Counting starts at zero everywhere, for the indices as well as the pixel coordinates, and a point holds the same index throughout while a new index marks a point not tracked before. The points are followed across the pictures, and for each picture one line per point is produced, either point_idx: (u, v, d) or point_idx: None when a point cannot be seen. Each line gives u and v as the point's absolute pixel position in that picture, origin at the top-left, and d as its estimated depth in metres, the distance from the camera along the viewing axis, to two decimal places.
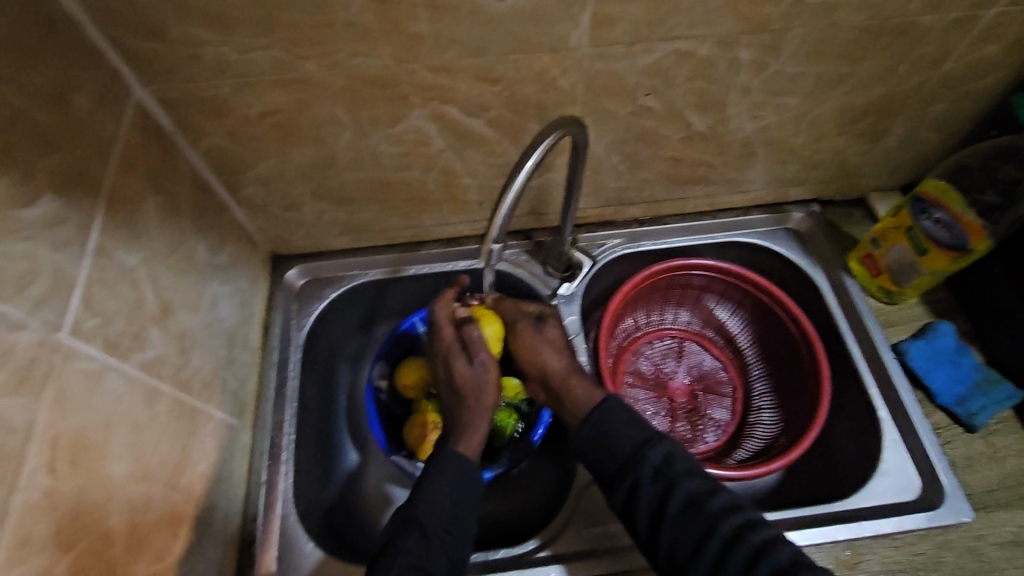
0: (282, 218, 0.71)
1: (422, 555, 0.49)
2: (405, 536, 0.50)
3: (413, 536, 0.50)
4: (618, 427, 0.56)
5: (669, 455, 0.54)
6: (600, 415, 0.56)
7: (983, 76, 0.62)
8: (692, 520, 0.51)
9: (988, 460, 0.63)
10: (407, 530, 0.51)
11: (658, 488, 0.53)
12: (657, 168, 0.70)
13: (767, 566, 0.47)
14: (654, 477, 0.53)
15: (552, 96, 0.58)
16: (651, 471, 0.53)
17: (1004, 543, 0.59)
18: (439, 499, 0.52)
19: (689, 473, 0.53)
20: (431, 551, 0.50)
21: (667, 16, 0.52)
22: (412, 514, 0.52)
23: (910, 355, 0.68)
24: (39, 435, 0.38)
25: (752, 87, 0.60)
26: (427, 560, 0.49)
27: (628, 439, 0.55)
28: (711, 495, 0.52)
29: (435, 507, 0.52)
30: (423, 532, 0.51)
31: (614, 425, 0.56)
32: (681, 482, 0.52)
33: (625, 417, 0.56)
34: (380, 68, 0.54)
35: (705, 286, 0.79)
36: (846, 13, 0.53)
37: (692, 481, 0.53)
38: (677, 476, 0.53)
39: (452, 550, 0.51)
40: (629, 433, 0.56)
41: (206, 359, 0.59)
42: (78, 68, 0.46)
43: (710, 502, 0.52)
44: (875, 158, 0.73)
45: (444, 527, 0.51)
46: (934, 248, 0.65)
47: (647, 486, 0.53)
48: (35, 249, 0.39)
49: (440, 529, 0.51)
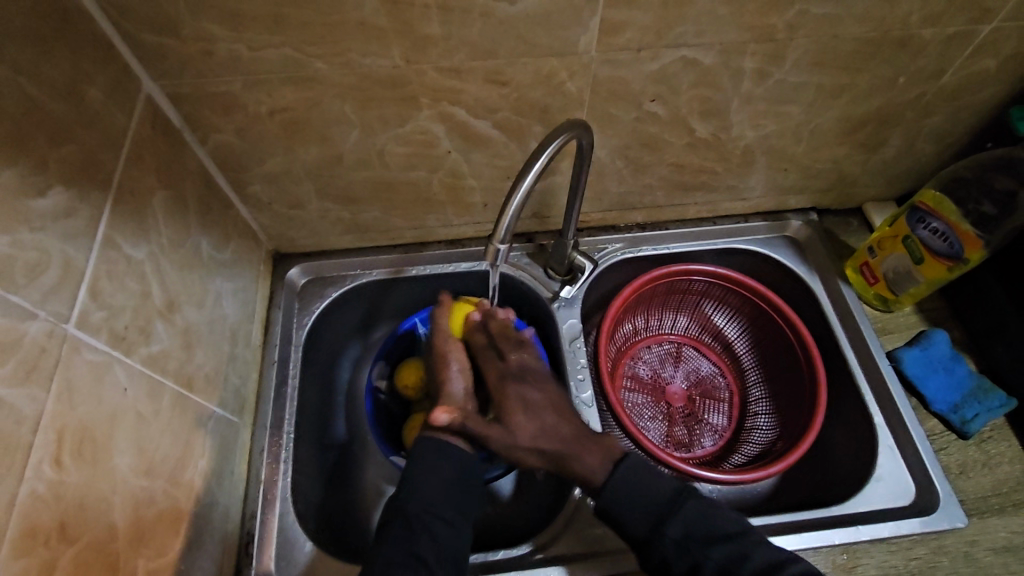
0: (286, 216, 0.71)
1: (411, 541, 0.51)
2: (394, 525, 0.52)
3: (401, 526, 0.52)
4: (634, 506, 0.55)
5: (689, 526, 0.54)
6: (613, 495, 0.55)
7: (981, 90, 0.63)
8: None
9: (982, 466, 0.64)
10: (395, 517, 0.53)
11: (685, 560, 0.53)
12: (659, 174, 0.71)
13: None
14: (680, 547, 0.53)
15: (560, 100, 0.59)
16: (675, 543, 0.53)
17: (998, 548, 0.60)
18: (423, 486, 0.54)
19: (716, 541, 0.53)
20: (415, 536, 0.51)
21: (675, 23, 0.53)
22: (398, 502, 0.53)
23: (904, 363, 0.69)
24: (47, 425, 0.38)
25: (755, 95, 0.61)
26: (415, 547, 0.51)
27: (649, 512, 0.55)
28: (742, 561, 0.52)
29: (421, 497, 0.53)
30: (408, 520, 0.52)
31: (632, 496, 0.55)
32: (708, 554, 0.52)
33: (638, 487, 0.56)
34: (390, 68, 0.54)
35: (704, 292, 0.80)
36: (848, 25, 0.54)
37: (720, 550, 0.53)
38: (702, 547, 0.53)
39: (439, 534, 0.52)
40: (650, 505, 0.55)
41: (209, 355, 0.59)
42: (92, 61, 0.46)
43: (743, 568, 0.52)
44: (872, 169, 0.74)
45: (429, 511, 0.52)
46: (930, 257, 0.66)
47: (676, 560, 0.53)
48: (46, 238, 0.39)
49: (424, 514, 0.52)
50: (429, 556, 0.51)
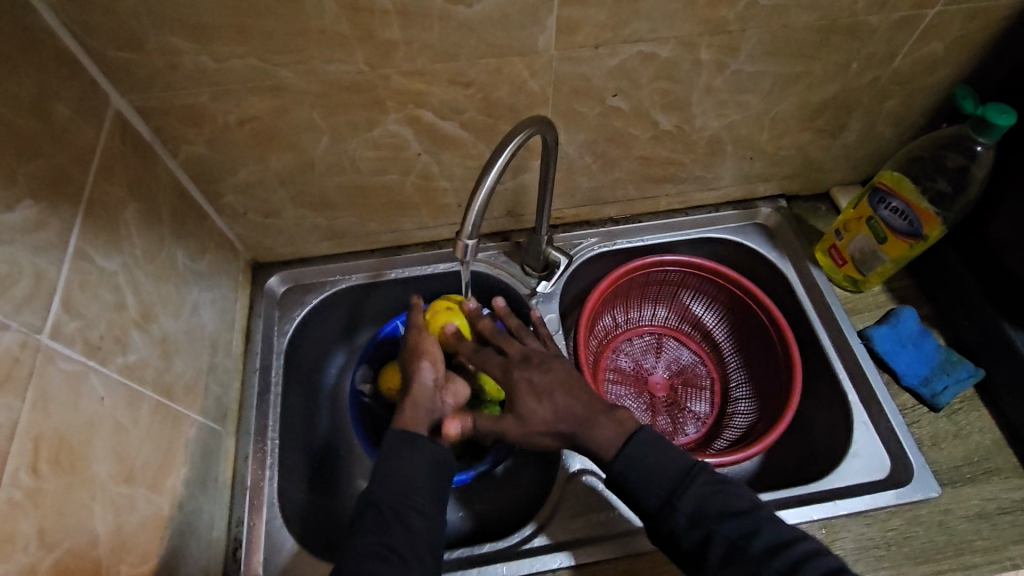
0: (262, 225, 0.72)
1: (384, 531, 0.51)
2: (366, 517, 0.52)
3: (375, 517, 0.52)
4: (648, 474, 0.53)
5: (702, 500, 0.52)
6: (628, 463, 0.54)
7: (932, 72, 0.65)
8: (737, 567, 0.50)
9: (953, 437, 0.66)
10: (368, 509, 0.53)
11: (696, 535, 0.51)
12: (628, 168, 0.73)
13: None
14: (690, 523, 0.51)
15: (524, 98, 0.60)
16: (685, 518, 0.52)
17: (972, 516, 0.61)
18: (394, 479, 0.53)
19: (725, 515, 0.51)
20: (388, 527, 0.51)
21: (629, 20, 0.54)
22: (370, 495, 0.53)
23: (875, 340, 0.70)
24: (23, 434, 0.38)
25: (714, 86, 0.63)
26: (388, 536, 0.51)
27: (659, 486, 0.53)
28: (751, 537, 0.50)
29: (392, 486, 0.53)
30: (381, 512, 0.52)
31: (643, 470, 0.54)
32: (717, 528, 0.51)
33: (642, 454, 0.54)
34: (355, 73, 0.55)
35: (679, 282, 0.81)
36: (797, 14, 0.56)
37: (729, 524, 0.51)
38: (713, 522, 0.51)
39: (414, 524, 0.52)
40: (660, 478, 0.53)
41: (188, 364, 0.60)
42: (57, 77, 0.47)
43: (751, 545, 0.50)
44: (835, 154, 0.76)
45: (400, 502, 0.52)
46: (892, 236, 0.68)
47: (685, 534, 0.52)
48: (15, 251, 0.40)
49: (397, 506, 0.52)
50: (403, 548, 0.51)
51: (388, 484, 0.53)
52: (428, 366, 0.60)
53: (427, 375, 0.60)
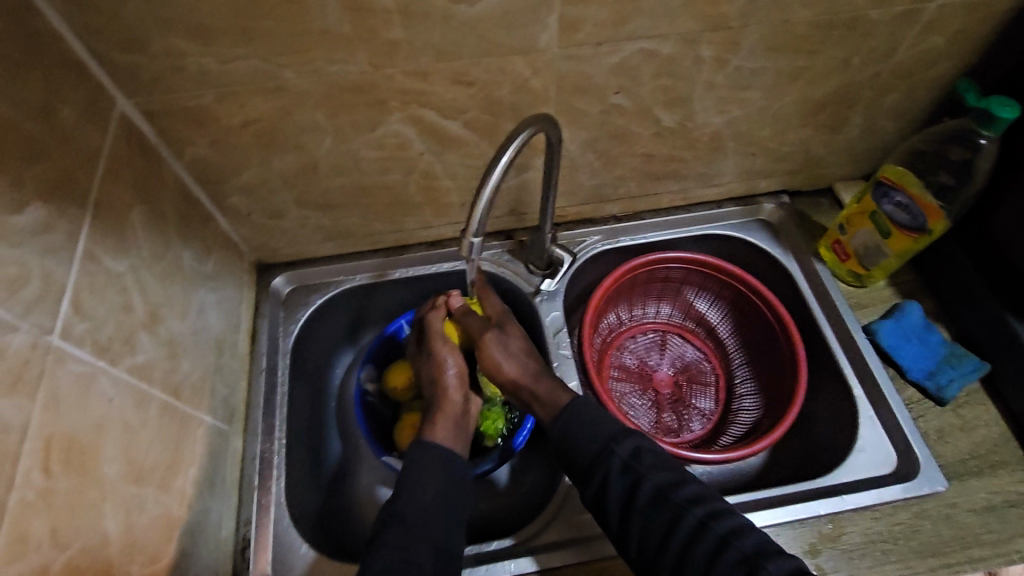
0: (267, 226, 0.72)
1: (405, 543, 0.51)
2: (390, 527, 0.52)
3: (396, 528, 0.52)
4: (591, 428, 0.58)
5: (637, 450, 0.56)
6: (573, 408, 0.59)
7: (933, 65, 0.65)
8: (660, 512, 0.53)
9: (959, 431, 0.66)
10: (392, 522, 0.52)
11: (626, 479, 0.55)
12: (630, 165, 0.73)
13: (730, 554, 0.49)
14: (623, 470, 0.55)
15: (526, 97, 0.61)
16: (619, 464, 0.55)
17: (979, 509, 0.61)
18: (422, 493, 0.55)
19: (657, 465, 0.55)
20: (413, 541, 0.51)
21: (630, 17, 0.54)
22: (395, 508, 0.53)
23: (879, 334, 0.70)
24: (34, 435, 0.39)
25: (716, 82, 0.63)
26: (409, 547, 0.51)
27: (596, 438, 0.57)
28: (678, 485, 0.54)
29: (416, 499, 0.54)
30: (407, 523, 0.52)
31: (586, 416, 0.59)
32: (648, 474, 0.54)
33: (596, 417, 0.59)
34: (357, 74, 0.55)
35: (683, 279, 0.81)
36: (798, 9, 0.56)
37: (660, 473, 0.55)
38: (645, 469, 0.55)
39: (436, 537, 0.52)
40: (601, 429, 0.58)
41: (195, 365, 0.60)
42: (64, 81, 0.47)
43: (676, 492, 0.53)
44: (837, 149, 0.76)
45: (427, 516, 0.53)
46: (897, 230, 0.68)
47: (616, 479, 0.55)
48: (25, 254, 0.40)
49: (422, 518, 0.53)
50: (424, 559, 0.50)
51: (409, 496, 0.54)
52: (451, 357, 0.64)
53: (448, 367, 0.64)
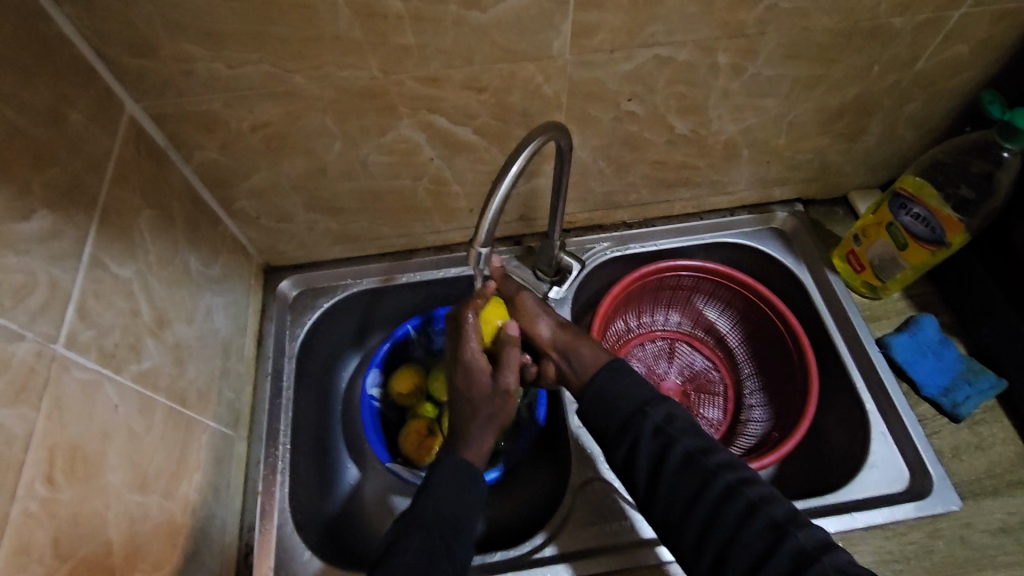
0: (275, 229, 0.72)
1: (429, 555, 0.51)
2: (410, 536, 0.52)
3: (419, 536, 0.52)
4: (615, 427, 0.57)
5: (669, 415, 0.56)
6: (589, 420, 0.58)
7: (955, 74, 0.64)
8: (689, 475, 0.53)
9: (974, 449, 0.64)
10: (412, 530, 0.52)
11: (658, 443, 0.55)
12: (642, 172, 0.72)
13: (757, 520, 0.50)
14: (655, 433, 0.55)
15: (538, 103, 0.60)
16: (652, 428, 0.56)
17: (993, 530, 0.60)
18: (446, 503, 0.54)
19: (687, 432, 0.55)
20: (438, 554, 0.51)
21: (646, 24, 0.53)
22: (415, 515, 0.53)
23: (893, 348, 0.69)
24: (38, 444, 0.38)
25: (731, 90, 0.62)
26: (432, 561, 0.51)
27: (631, 402, 0.57)
28: (708, 452, 0.54)
29: (444, 511, 0.53)
30: (428, 532, 0.52)
31: (597, 411, 0.58)
32: (680, 439, 0.55)
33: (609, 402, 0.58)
34: (368, 79, 0.55)
35: (693, 287, 0.80)
36: (818, 17, 0.55)
37: (691, 439, 0.55)
38: (676, 434, 0.55)
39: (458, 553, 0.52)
40: (634, 394, 0.58)
41: (201, 370, 0.60)
42: (72, 85, 0.47)
43: (706, 458, 0.54)
44: (854, 158, 0.75)
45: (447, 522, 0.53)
46: (913, 242, 0.66)
47: (647, 443, 0.55)
48: (31, 261, 0.40)
49: (444, 525, 0.53)
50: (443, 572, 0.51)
51: (430, 508, 0.53)
52: (512, 379, 0.61)
53: (508, 389, 0.61)
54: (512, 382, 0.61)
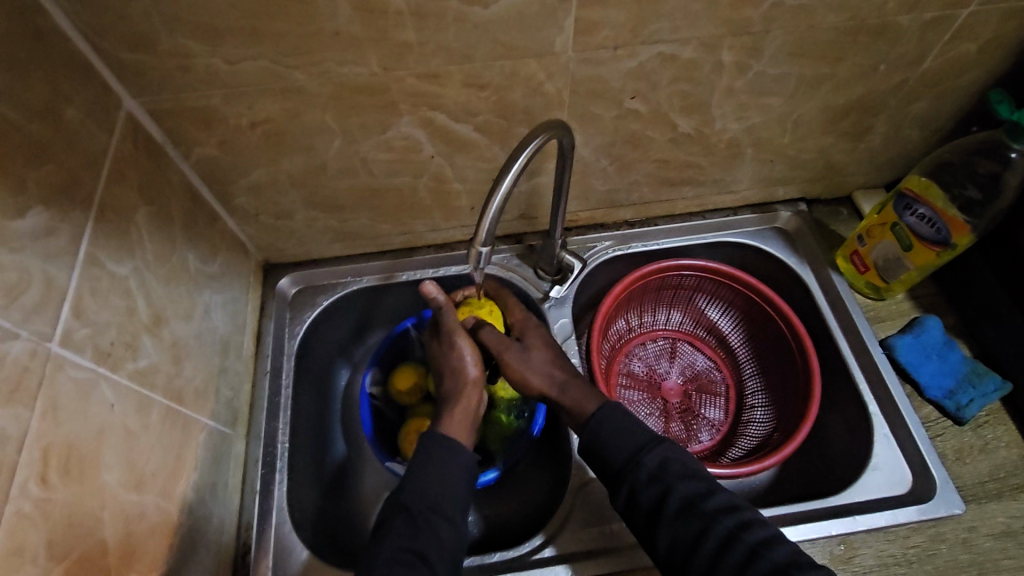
0: (274, 226, 0.71)
1: (414, 537, 0.50)
2: (396, 519, 0.51)
3: (403, 520, 0.51)
4: (615, 433, 0.57)
5: (664, 460, 0.55)
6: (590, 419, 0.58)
7: (962, 74, 0.63)
8: (688, 521, 0.52)
9: (978, 452, 0.64)
10: (398, 512, 0.52)
11: (654, 489, 0.54)
12: (644, 170, 0.71)
13: (759, 565, 0.49)
14: (651, 479, 0.54)
15: (539, 101, 0.59)
16: (647, 474, 0.54)
17: (997, 534, 0.59)
18: (427, 483, 0.53)
19: (684, 476, 0.54)
20: (421, 534, 0.50)
21: (650, 20, 0.53)
22: (401, 499, 0.52)
23: (897, 350, 0.68)
24: (33, 444, 0.38)
25: (735, 88, 0.61)
26: (417, 542, 0.50)
27: (623, 447, 0.56)
28: (706, 496, 0.53)
29: (424, 492, 0.52)
30: (411, 516, 0.51)
31: (596, 413, 0.58)
32: (676, 485, 0.53)
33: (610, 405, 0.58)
34: (368, 75, 0.54)
35: (696, 286, 0.80)
36: (824, 15, 0.54)
37: (688, 484, 0.54)
38: (672, 479, 0.54)
39: (444, 533, 0.51)
40: (628, 436, 0.57)
41: (199, 368, 0.59)
42: (68, 80, 0.46)
43: (705, 502, 0.52)
44: (859, 157, 0.74)
45: (432, 509, 0.52)
46: (918, 243, 0.65)
47: (644, 490, 0.54)
48: (25, 259, 0.40)
49: (428, 513, 0.51)
50: (433, 556, 0.49)
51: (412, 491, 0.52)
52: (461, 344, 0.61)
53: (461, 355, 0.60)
54: (463, 345, 0.60)
